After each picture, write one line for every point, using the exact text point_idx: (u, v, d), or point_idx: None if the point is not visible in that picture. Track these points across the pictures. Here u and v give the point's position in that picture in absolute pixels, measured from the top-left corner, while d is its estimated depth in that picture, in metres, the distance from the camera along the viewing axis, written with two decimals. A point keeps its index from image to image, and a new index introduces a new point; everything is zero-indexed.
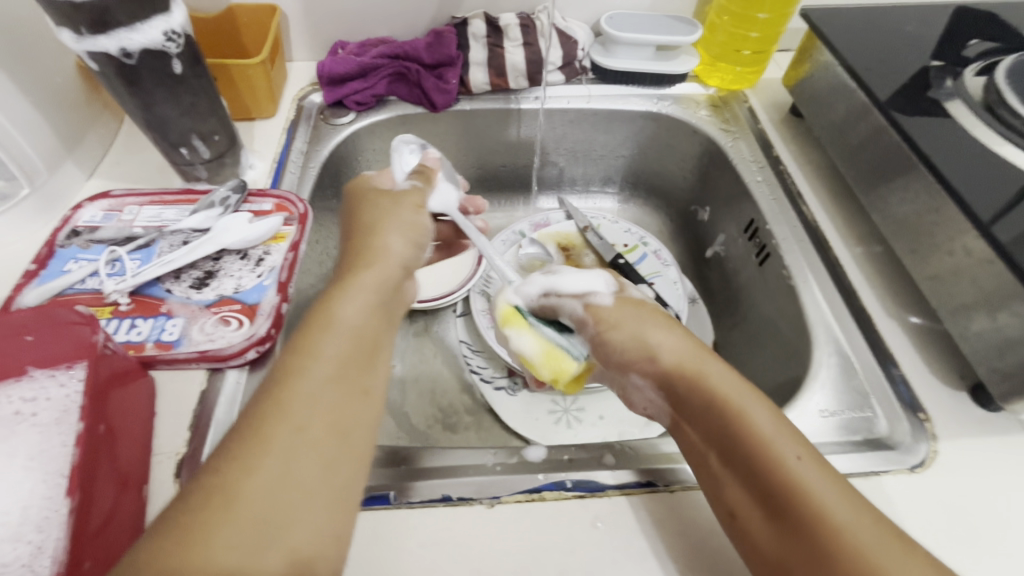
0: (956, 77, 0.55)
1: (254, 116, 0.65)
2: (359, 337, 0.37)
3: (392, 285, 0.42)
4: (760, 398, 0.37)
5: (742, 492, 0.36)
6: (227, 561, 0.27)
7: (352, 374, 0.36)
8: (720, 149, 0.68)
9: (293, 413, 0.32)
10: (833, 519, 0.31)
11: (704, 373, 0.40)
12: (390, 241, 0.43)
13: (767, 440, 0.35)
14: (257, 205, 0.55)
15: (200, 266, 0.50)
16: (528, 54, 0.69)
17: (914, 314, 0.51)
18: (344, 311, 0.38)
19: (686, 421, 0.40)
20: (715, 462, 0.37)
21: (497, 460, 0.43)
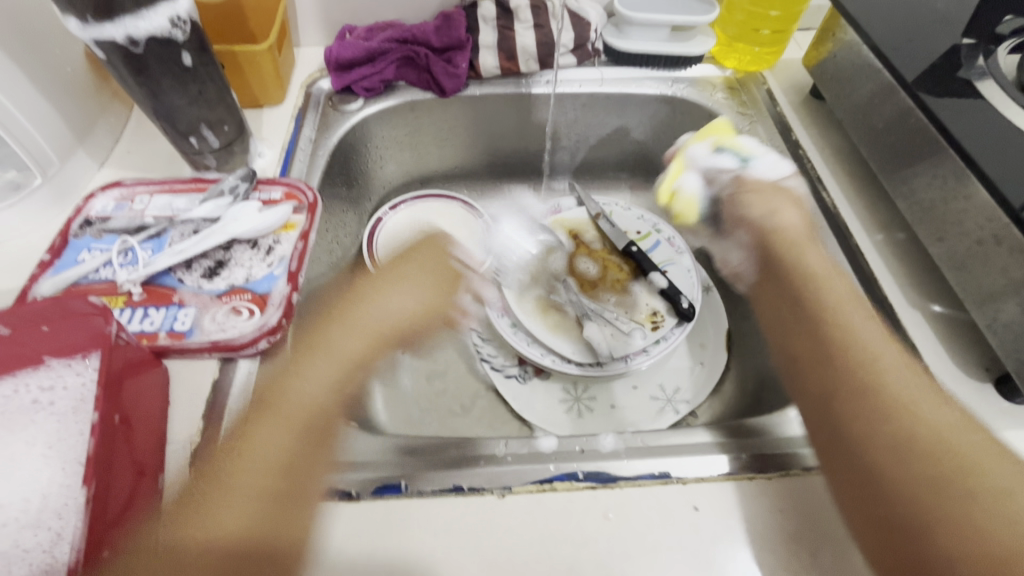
0: (988, 55, 0.52)
1: (262, 103, 0.64)
2: (309, 420, 0.41)
3: (344, 365, 0.47)
4: (868, 318, 0.42)
5: (828, 391, 0.39)
6: None
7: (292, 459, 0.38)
8: (737, 133, 0.66)
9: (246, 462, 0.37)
10: (923, 427, 0.35)
11: (808, 285, 0.46)
12: (389, 305, 0.54)
13: (872, 364, 0.39)
14: (266, 193, 0.55)
15: (210, 255, 0.50)
16: (539, 37, 0.67)
17: (937, 302, 0.49)
18: (302, 387, 0.43)
19: (795, 334, 0.44)
20: (806, 361, 0.42)
21: (507, 451, 0.42)
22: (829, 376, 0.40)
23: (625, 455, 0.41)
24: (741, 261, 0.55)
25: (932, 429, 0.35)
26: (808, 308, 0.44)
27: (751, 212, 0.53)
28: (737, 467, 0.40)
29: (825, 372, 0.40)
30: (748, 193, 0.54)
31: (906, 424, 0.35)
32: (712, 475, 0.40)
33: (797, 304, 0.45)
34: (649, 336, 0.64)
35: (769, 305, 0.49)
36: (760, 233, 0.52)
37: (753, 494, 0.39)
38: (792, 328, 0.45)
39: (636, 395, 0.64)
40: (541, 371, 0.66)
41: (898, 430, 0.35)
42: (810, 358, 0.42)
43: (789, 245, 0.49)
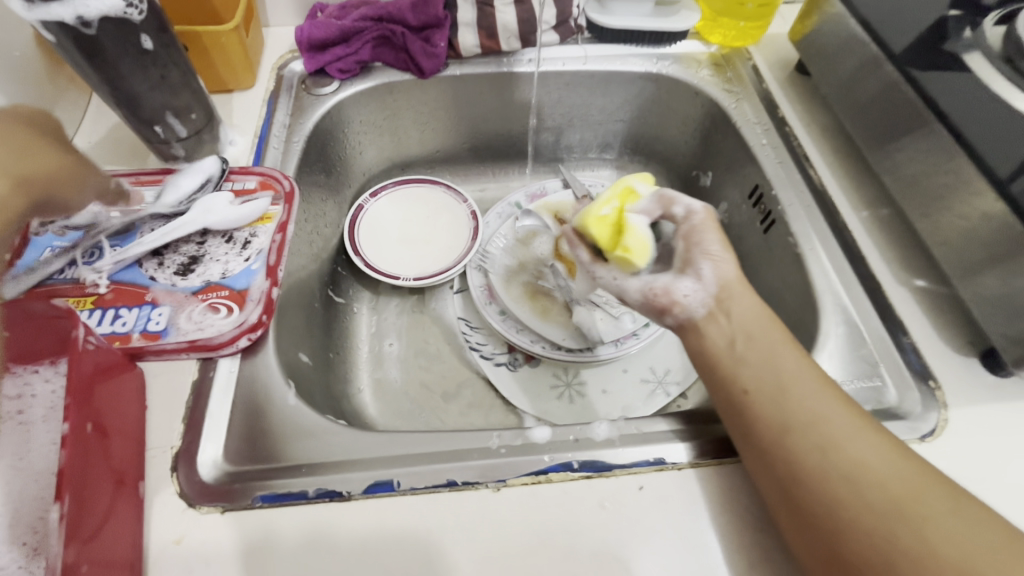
0: (975, 27, 0.51)
1: (231, 88, 0.61)
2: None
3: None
4: (792, 347, 0.39)
5: (778, 425, 0.36)
6: None
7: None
8: (723, 111, 0.65)
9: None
10: (866, 464, 0.33)
11: (742, 313, 0.41)
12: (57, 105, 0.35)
13: (813, 401, 0.36)
14: (240, 183, 0.53)
15: (183, 251, 0.48)
16: (519, 13, 0.65)
17: (920, 278, 0.49)
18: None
19: (735, 365, 0.39)
20: (744, 395, 0.38)
21: (501, 443, 0.41)
22: (772, 412, 0.36)
23: (619, 443, 0.41)
24: (691, 295, 0.41)
25: (876, 463, 0.33)
26: (752, 341, 0.40)
27: (705, 250, 0.42)
28: (733, 450, 0.40)
29: (772, 406, 0.37)
30: (703, 229, 0.43)
31: (851, 462, 0.34)
32: (708, 460, 0.40)
33: (741, 337, 0.40)
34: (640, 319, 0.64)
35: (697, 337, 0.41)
36: (714, 275, 0.41)
37: (749, 477, 0.39)
38: (730, 360, 0.39)
39: (627, 378, 0.64)
40: (530, 358, 0.65)
41: (840, 463, 0.34)
42: (754, 391, 0.38)
43: (735, 295, 0.41)
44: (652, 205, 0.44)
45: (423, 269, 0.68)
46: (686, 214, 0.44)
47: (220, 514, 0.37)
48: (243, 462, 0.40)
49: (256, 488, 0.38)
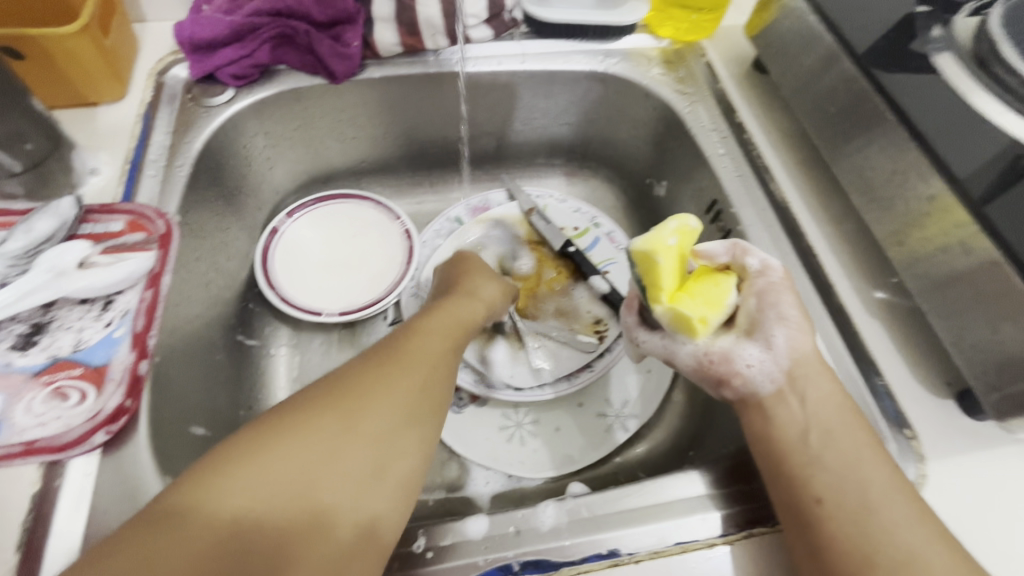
0: (945, 24, 0.47)
1: (96, 100, 0.51)
2: (461, 338, 0.43)
3: (487, 302, 0.48)
4: (881, 455, 0.34)
5: (860, 555, 0.30)
6: (236, 505, 0.28)
7: (453, 365, 0.40)
8: (676, 115, 0.59)
9: (402, 372, 0.36)
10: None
11: (822, 405, 0.36)
12: (490, 282, 0.51)
13: (907, 529, 0.31)
14: (103, 225, 0.43)
15: (24, 318, 0.38)
16: (444, 6, 0.56)
17: (880, 288, 0.46)
18: (457, 301, 0.46)
19: (808, 467, 0.34)
20: (821, 505, 0.33)
21: (428, 543, 0.34)
22: (853, 533, 0.31)
23: (567, 534, 0.35)
24: (757, 366, 0.37)
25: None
26: (830, 437, 0.35)
27: (778, 314, 0.38)
28: (692, 532, 0.35)
29: (852, 531, 0.31)
30: (778, 289, 0.38)
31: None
32: (669, 546, 0.34)
33: (817, 429, 0.35)
34: (592, 348, 0.58)
35: (765, 422, 0.37)
36: (787, 345, 0.37)
37: (715, 567, 0.33)
38: (804, 459, 0.34)
39: (582, 414, 0.58)
40: (477, 397, 0.58)
41: None
42: (830, 502, 0.32)
43: (810, 375, 0.37)
44: (721, 250, 0.40)
45: (350, 302, 0.59)
46: (762, 269, 0.39)
47: None
48: None
49: None
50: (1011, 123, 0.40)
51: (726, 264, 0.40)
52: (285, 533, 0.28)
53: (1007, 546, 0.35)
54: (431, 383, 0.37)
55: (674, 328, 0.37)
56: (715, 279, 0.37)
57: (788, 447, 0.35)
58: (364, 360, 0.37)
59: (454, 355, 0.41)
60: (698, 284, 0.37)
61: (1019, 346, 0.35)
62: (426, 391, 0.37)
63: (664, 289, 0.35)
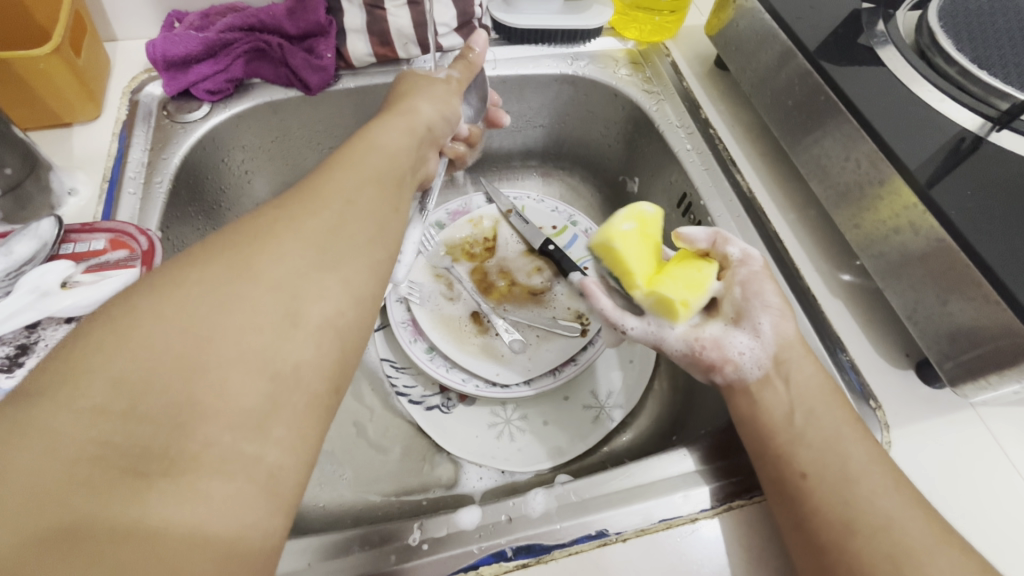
0: (887, 20, 0.50)
1: (70, 121, 0.51)
2: (389, 174, 0.37)
3: (418, 129, 0.43)
4: (860, 431, 0.35)
5: (842, 524, 0.31)
6: (148, 347, 0.24)
7: (382, 200, 0.35)
8: (644, 114, 0.61)
9: (311, 214, 0.31)
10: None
11: (807, 387, 0.37)
12: (424, 106, 0.45)
13: (884, 496, 0.32)
14: (85, 244, 0.43)
15: (10, 340, 0.38)
16: (415, 16, 0.57)
17: (846, 271, 0.49)
18: (378, 138, 0.39)
19: (792, 444, 0.35)
20: (804, 478, 0.33)
21: (423, 536, 0.35)
22: (836, 503, 0.32)
23: (558, 518, 0.36)
24: (747, 353, 0.39)
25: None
26: (813, 417, 0.36)
27: (765, 301, 0.41)
28: (676, 509, 0.36)
29: (836, 501, 0.32)
30: (760, 279, 0.42)
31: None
32: (655, 524, 0.36)
33: (802, 409, 0.36)
34: (577, 341, 0.59)
35: (745, 404, 0.38)
36: (774, 332, 0.40)
37: (697, 541, 0.35)
38: (788, 437, 0.35)
39: (568, 407, 0.59)
40: (466, 396, 0.59)
41: None
42: (813, 476, 0.33)
43: (796, 358, 0.39)
44: (702, 236, 0.43)
45: None
46: (742, 258, 0.42)
47: None
48: None
49: None
50: (951, 109, 0.43)
51: (707, 251, 0.43)
52: (181, 393, 0.23)
53: (967, 503, 0.37)
54: (349, 220, 0.32)
55: (666, 315, 0.41)
56: (697, 266, 0.41)
57: (776, 429, 0.36)
58: (273, 206, 0.31)
59: (385, 190, 0.36)
60: (680, 273, 0.41)
61: (967, 317, 0.37)
62: (345, 227, 0.31)
63: (636, 273, 0.41)
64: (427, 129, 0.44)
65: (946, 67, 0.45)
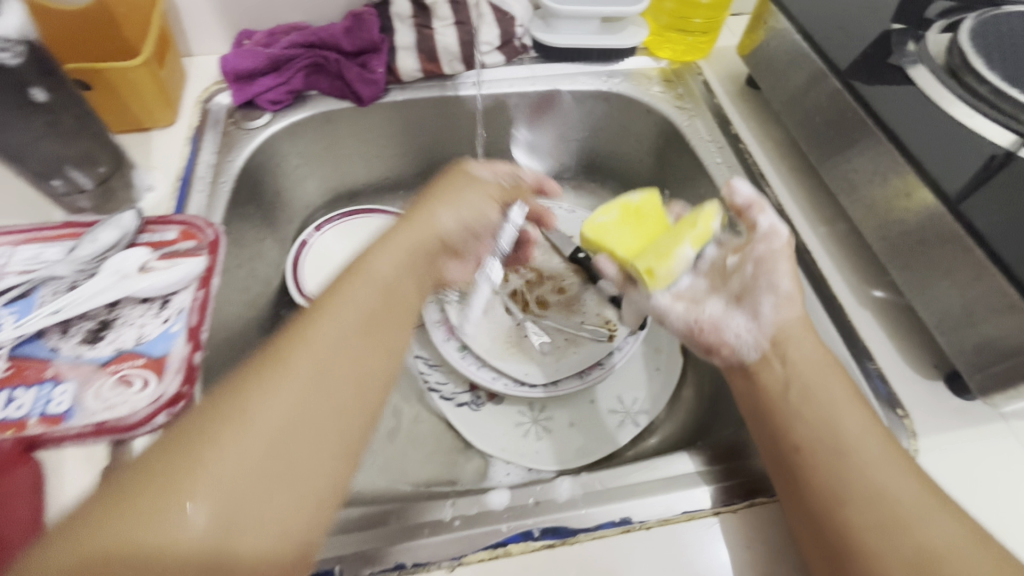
0: (918, 40, 0.51)
1: (149, 125, 0.56)
2: (387, 297, 0.39)
3: (426, 248, 0.43)
4: (860, 404, 0.36)
5: (834, 495, 0.33)
6: (154, 521, 0.26)
7: (377, 332, 0.37)
8: (676, 128, 0.63)
9: (318, 338, 0.34)
10: (939, 539, 0.30)
11: (814, 366, 0.38)
12: (444, 220, 0.45)
13: (878, 463, 0.33)
14: (159, 234, 0.48)
15: (93, 316, 0.43)
16: (461, 35, 0.62)
17: (877, 289, 0.49)
18: (375, 265, 0.40)
19: (788, 418, 0.37)
20: (799, 455, 0.35)
21: (455, 513, 0.38)
22: (829, 478, 0.33)
23: (583, 504, 0.38)
24: (745, 335, 0.41)
25: (958, 544, 0.30)
26: (810, 392, 0.37)
27: (772, 283, 0.41)
28: (700, 503, 0.38)
29: (829, 472, 0.34)
30: (775, 257, 0.42)
31: (923, 537, 0.30)
32: (676, 514, 0.37)
33: (798, 385, 0.38)
34: (604, 347, 0.61)
35: (749, 382, 0.40)
36: (773, 316, 0.40)
37: (720, 533, 0.36)
38: (783, 411, 0.37)
39: (593, 411, 0.61)
40: (494, 395, 0.61)
41: (904, 547, 0.30)
42: (809, 450, 0.35)
43: (793, 336, 0.40)
44: (748, 195, 0.45)
45: None
46: (767, 233, 0.43)
47: None
48: None
49: None
50: (980, 125, 0.44)
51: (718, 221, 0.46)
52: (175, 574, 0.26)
53: (996, 515, 0.37)
54: (336, 375, 0.33)
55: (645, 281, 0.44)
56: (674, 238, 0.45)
57: (771, 403, 0.38)
58: (281, 338, 0.34)
59: (376, 332, 0.37)
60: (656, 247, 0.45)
61: (995, 325, 0.38)
62: (330, 383, 0.33)
63: (615, 251, 0.48)
64: (440, 248, 0.45)
65: (977, 85, 0.46)
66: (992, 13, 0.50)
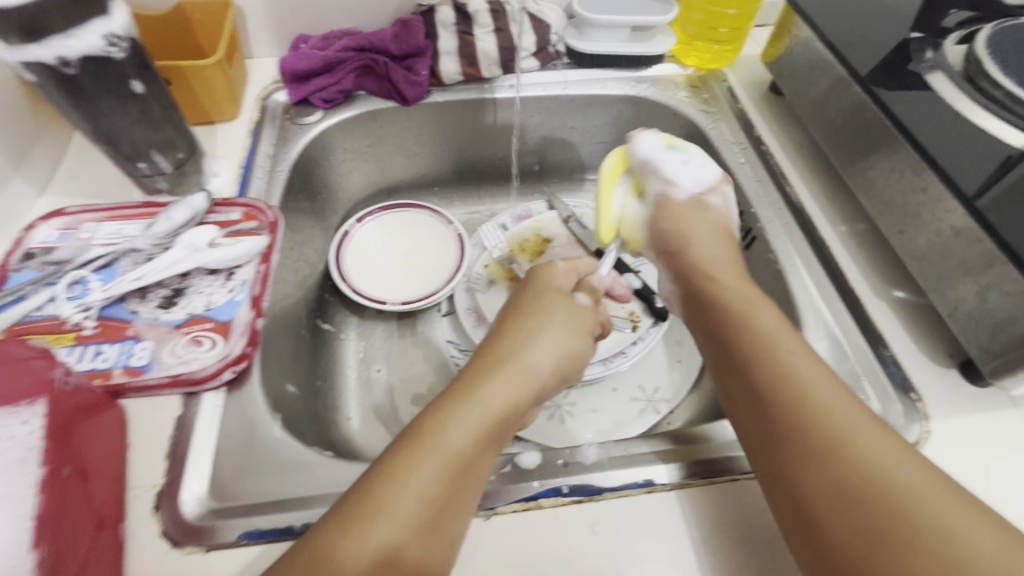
0: (936, 48, 0.54)
1: (215, 119, 0.62)
2: (459, 474, 0.34)
3: (512, 412, 0.38)
4: (796, 347, 0.40)
5: (773, 436, 0.37)
6: None
7: (446, 520, 0.32)
8: (701, 131, 0.66)
9: (381, 529, 0.30)
10: (870, 460, 0.33)
11: (751, 323, 0.43)
12: (538, 356, 0.41)
13: (810, 393, 0.37)
14: (224, 215, 0.53)
15: (167, 284, 0.48)
16: (500, 41, 0.66)
17: (898, 288, 0.51)
18: (454, 435, 0.34)
19: (728, 371, 0.42)
20: (744, 405, 0.40)
21: (489, 470, 0.42)
22: (769, 420, 0.38)
23: (608, 466, 0.41)
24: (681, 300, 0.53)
25: (887, 464, 0.33)
26: (740, 342, 0.42)
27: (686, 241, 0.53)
28: (719, 470, 0.40)
29: (764, 415, 0.38)
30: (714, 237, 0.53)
31: (852, 458, 0.33)
32: (696, 479, 0.40)
33: (731, 339, 0.43)
34: (627, 337, 0.64)
35: (706, 347, 0.46)
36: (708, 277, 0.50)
37: (735, 497, 0.39)
38: (721, 366, 0.43)
39: (617, 397, 0.63)
40: None
41: (840, 469, 0.33)
42: (746, 388, 0.40)
43: (741, 299, 0.45)
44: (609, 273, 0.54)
45: (409, 293, 0.66)
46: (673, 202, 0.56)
47: (204, 553, 0.36)
48: (228, 498, 0.39)
49: (240, 524, 0.37)
50: (995, 127, 0.47)
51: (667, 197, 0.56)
52: None
53: (1005, 493, 0.39)
54: (445, 496, 0.33)
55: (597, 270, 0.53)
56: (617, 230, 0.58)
57: (714, 361, 0.44)
58: (343, 524, 0.30)
59: (442, 523, 0.32)
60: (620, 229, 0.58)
61: (1004, 309, 0.40)
62: (438, 502, 0.32)
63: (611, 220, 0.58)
64: (527, 403, 0.39)
65: (992, 90, 0.48)
66: (1009, 23, 0.52)
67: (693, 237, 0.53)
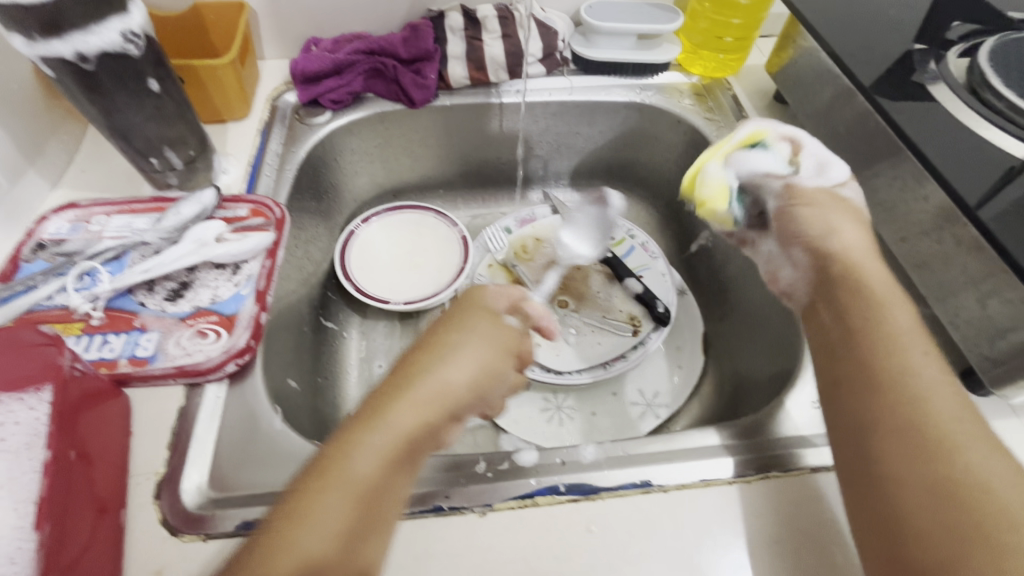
0: (939, 60, 0.54)
1: (226, 118, 0.63)
2: (369, 499, 0.30)
3: (428, 429, 0.34)
4: (921, 343, 0.36)
5: (864, 428, 0.34)
6: None
7: (362, 549, 0.29)
8: (705, 138, 0.67)
9: (286, 564, 0.27)
10: (984, 482, 0.30)
11: (875, 306, 0.38)
12: (455, 371, 0.36)
13: (927, 398, 0.33)
14: (232, 211, 0.53)
15: (174, 277, 0.48)
16: (507, 47, 0.67)
17: None
18: (358, 459, 0.31)
19: (832, 353, 0.39)
20: (840, 392, 0.37)
21: (487, 467, 0.41)
22: (866, 411, 0.35)
23: (606, 466, 0.41)
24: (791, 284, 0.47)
25: (1001, 487, 0.30)
26: (854, 325, 0.38)
27: (805, 231, 0.45)
28: (716, 472, 0.40)
29: (865, 405, 0.35)
30: (823, 207, 0.46)
31: (962, 477, 0.30)
32: (693, 481, 0.40)
33: (843, 318, 0.39)
34: (627, 341, 0.63)
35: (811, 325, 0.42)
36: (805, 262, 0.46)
37: (733, 500, 0.39)
38: (828, 349, 0.39)
39: (616, 401, 0.63)
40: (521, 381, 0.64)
41: (936, 476, 0.31)
42: (844, 385, 0.37)
43: (838, 280, 0.42)
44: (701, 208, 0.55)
45: (411, 293, 0.67)
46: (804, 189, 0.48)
47: (204, 542, 0.36)
48: (229, 488, 0.39)
49: (239, 515, 0.37)
50: (997, 137, 0.47)
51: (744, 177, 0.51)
52: None
53: None
54: (358, 522, 0.30)
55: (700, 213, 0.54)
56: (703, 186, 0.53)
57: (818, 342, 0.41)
58: (243, 568, 0.27)
59: (356, 552, 0.29)
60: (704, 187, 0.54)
61: (1005, 317, 0.41)
62: (351, 531, 0.29)
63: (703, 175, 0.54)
64: (447, 416, 0.35)
65: (994, 101, 0.49)
66: (1012, 37, 0.53)
67: (833, 220, 0.44)
